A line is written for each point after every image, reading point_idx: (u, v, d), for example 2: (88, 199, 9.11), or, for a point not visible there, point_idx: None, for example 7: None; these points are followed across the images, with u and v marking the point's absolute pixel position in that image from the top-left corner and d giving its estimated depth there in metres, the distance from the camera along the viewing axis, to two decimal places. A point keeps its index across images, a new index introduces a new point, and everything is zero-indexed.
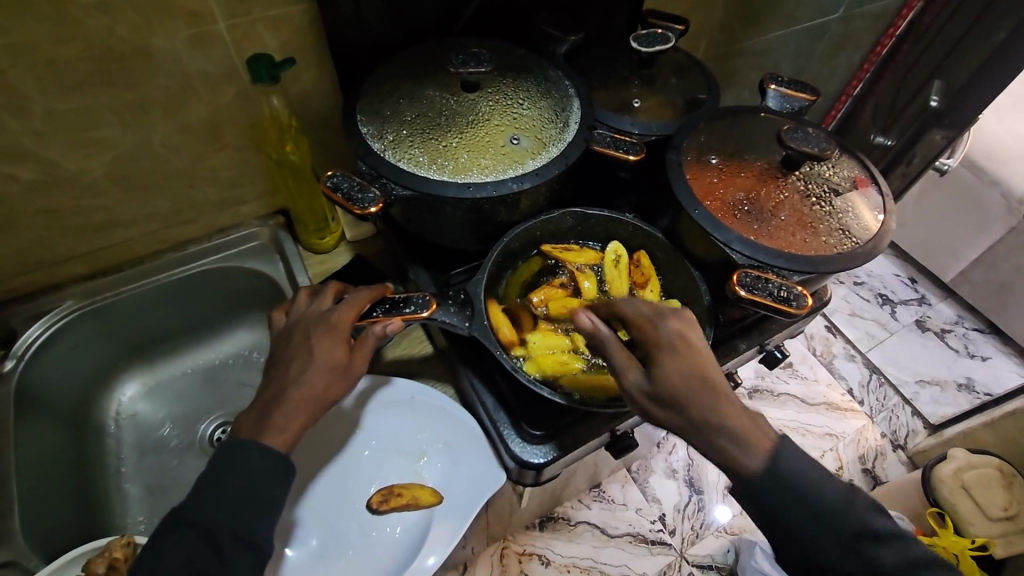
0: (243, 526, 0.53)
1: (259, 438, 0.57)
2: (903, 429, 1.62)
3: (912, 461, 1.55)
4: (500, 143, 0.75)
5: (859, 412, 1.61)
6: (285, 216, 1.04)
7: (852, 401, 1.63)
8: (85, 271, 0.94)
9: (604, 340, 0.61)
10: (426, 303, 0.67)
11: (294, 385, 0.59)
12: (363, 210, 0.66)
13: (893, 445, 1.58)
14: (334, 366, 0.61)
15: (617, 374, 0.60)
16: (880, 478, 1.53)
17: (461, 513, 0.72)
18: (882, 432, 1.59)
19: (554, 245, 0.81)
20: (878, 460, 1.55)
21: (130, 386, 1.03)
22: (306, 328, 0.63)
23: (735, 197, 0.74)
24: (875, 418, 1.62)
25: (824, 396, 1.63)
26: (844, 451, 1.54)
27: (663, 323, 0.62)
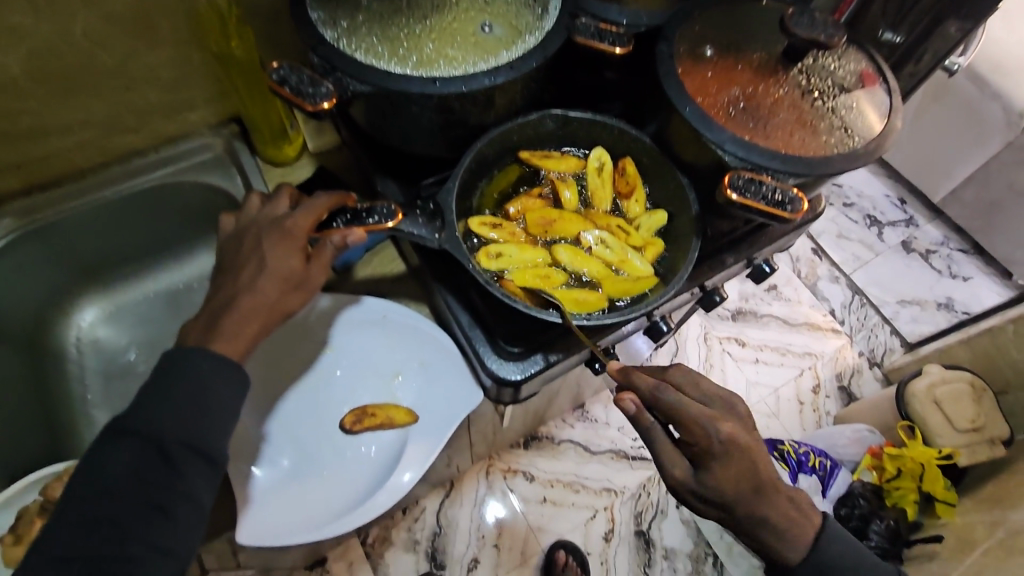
0: (193, 433, 0.51)
1: (208, 343, 0.54)
2: (881, 347, 1.64)
3: (886, 378, 1.59)
4: (469, 31, 0.67)
5: (840, 332, 1.65)
6: (240, 124, 0.95)
7: (833, 321, 1.66)
8: (22, 186, 0.86)
9: (649, 430, 0.56)
10: (392, 213, 0.59)
11: (244, 292, 0.56)
12: (315, 106, 0.59)
13: (869, 362, 1.61)
14: (289, 275, 0.57)
15: (662, 470, 0.57)
16: (855, 395, 1.57)
17: (436, 432, 0.71)
18: (859, 351, 1.62)
19: (532, 151, 0.74)
20: (854, 377, 1.59)
21: (89, 310, 0.99)
22: (257, 234, 0.59)
23: (730, 94, 0.67)
24: (854, 338, 1.64)
25: (806, 317, 1.66)
26: (821, 369, 1.59)
27: (716, 426, 0.54)
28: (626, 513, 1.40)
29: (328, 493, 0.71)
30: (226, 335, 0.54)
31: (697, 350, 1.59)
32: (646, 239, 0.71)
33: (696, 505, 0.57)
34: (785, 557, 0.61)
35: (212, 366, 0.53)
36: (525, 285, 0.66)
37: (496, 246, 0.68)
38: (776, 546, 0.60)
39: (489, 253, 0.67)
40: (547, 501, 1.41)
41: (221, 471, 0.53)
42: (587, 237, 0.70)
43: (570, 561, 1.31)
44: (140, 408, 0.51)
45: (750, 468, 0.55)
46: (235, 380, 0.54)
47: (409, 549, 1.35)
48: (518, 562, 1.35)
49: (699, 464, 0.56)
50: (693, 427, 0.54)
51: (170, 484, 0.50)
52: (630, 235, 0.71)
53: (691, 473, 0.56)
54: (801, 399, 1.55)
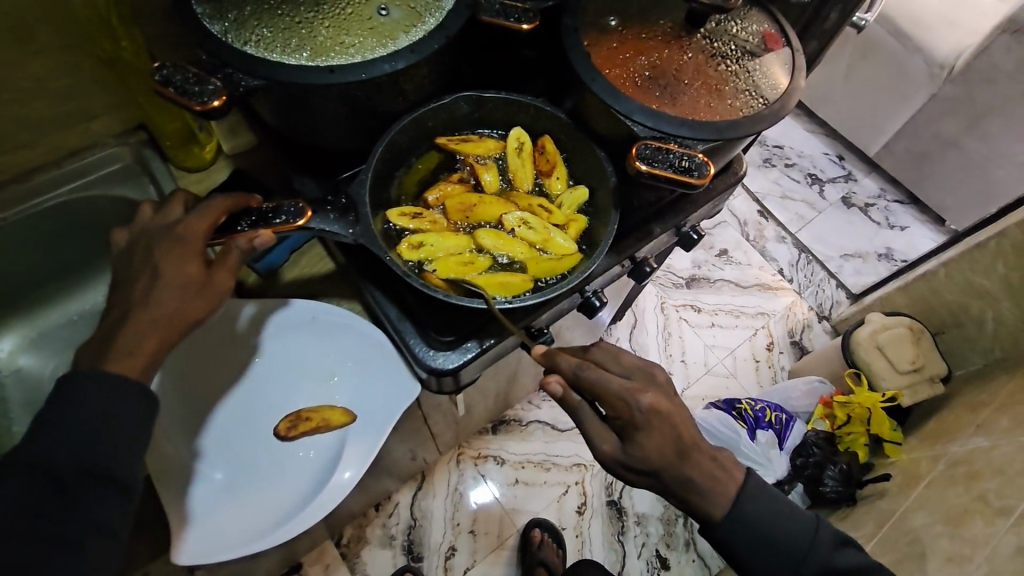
0: (101, 458, 0.51)
1: (106, 365, 0.52)
2: (828, 301, 1.70)
3: (835, 330, 1.65)
4: (366, 16, 0.65)
5: (789, 289, 1.70)
6: (147, 131, 0.90)
7: (782, 280, 1.71)
8: None
9: (576, 408, 0.58)
10: (300, 212, 0.58)
11: (143, 306, 0.53)
12: (203, 106, 0.56)
13: (819, 316, 1.67)
14: (187, 283, 0.55)
15: (592, 445, 0.59)
16: (807, 348, 1.63)
17: (375, 429, 0.70)
18: (809, 306, 1.68)
19: (450, 136, 0.73)
20: (805, 332, 1.65)
21: (7, 339, 0.95)
22: (149, 244, 0.56)
23: (638, 64, 0.67)
24: (803, 294, 1.70)
25: (757, 278, 1.71)
26: (774, 327, 1.64)
27: (637, 398, 0.56)
28: (597, 485, 1.43)
29: (269, 501, 0.70)
30: (126, 353, 0.52)
31: (655, 319, 1.62)
32: (568, 216, 0.70)
33: (626, 476, 0.58)
34: (716, 516, 0.63)
35: (113, 388, 0.51)
36: (448, 273, 0.66)
37: (418, 236, 0.67)
38: (708, 506, 0.62)
39: (411, 244, 0.66)
40: (519, 483, 1.42)
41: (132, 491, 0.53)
42: (509, 218, 0.69)
43: (545, 538, 1.32)
44: (39, 437, 0.50)
45: (673, 438, 0.57)
46: (140, 398, 0.53)
47: (385, 545, 1.34)
48: (495, 545, 1.36)
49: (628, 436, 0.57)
50: (615, 403, 0.56)
51: (76, 514, 0.49)
52: (552, 213, 0.70)
53: (619, 446, 0.58)
54: (756, 357, 1.60)
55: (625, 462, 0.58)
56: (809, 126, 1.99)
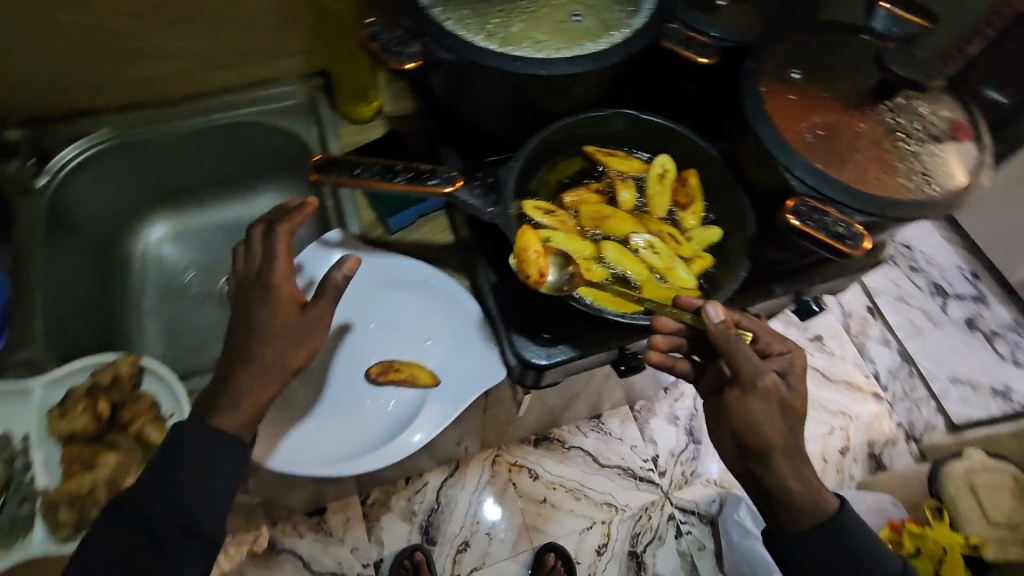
0: (207, 467, 0.55)
1: None
2: (921, 422, 1.57)
3: (922, 456, 1.53)
4: (559, 18, 0.68)
5: (879, 398, 1.58)
6: (325, 78, 0.99)
7: (874, 385, 1.60)
8: (123, 101, 0.92)
9: (733, 345, 0.60)
10: (451, 179, 0.64)
11: (251, 357, 0.58)
12: (399, 65, 0.62)
13: (906, 436, 1.55)
14: (289, 327, 0.59)
15: (753, 376, 0.59)
16: (884, 464, 1.51)
17: (453, 401, 0.73)
18: (897, 422, 1.56)
19: (598, 147, 0.75)
20: (887, 447, 1.53)
21: (159, 226, 1.03)
22: (242, 295, 0.61)
23: (809, 121, 0.66)
24: (895, 406, 1.57)
25: (847, 375, 1.60)
26: (854, 433, 1.53)
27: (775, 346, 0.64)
28: (623, 531, 1.39)
29: (338, 436, 0.73)
30: None
31: None
32: (695, 252, 0.70)
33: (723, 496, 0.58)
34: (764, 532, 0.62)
35: None
36: (568, 273, 0.68)
37: (551, 231, 0.69)
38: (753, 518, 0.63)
39: (542, 237, 0.68)
40: (547, 503, 1.41)
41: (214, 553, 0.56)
42: (637, 239, 0.70)
43: (558, 565, 1.31)
44: None
45: None
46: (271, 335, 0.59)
47: (405, 518, 1.37)
48: (507, 554, 1.36)
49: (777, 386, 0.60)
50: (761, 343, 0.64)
51: None
52: (680, 245, 0.70)
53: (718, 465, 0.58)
54: (826, 458, 1.49)
55: (782, 400, 0.59)
56: (947, 234, 1.82)
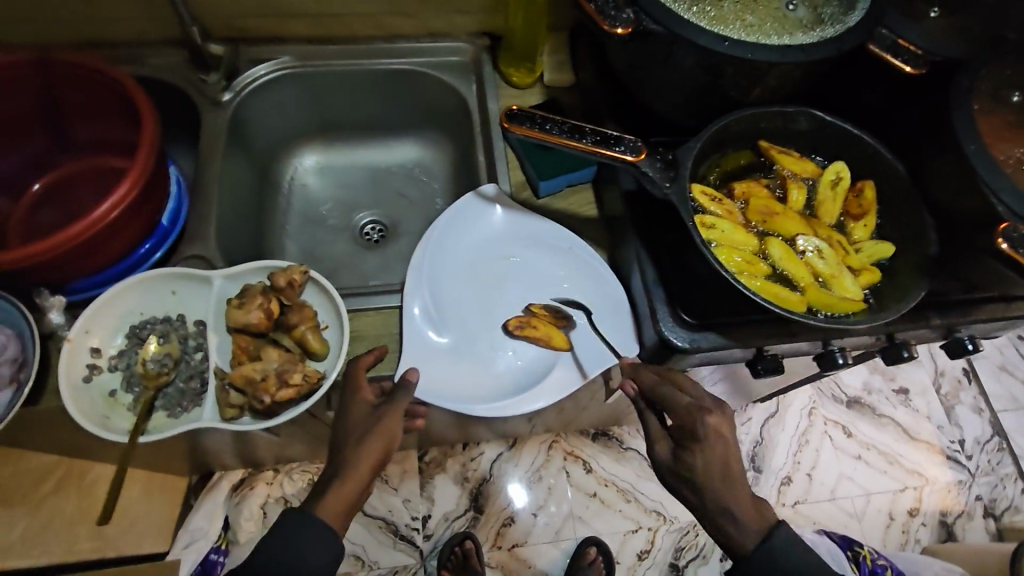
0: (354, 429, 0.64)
1: None
2: (1004, 500, 1.47)
3: (999, 535, 1.43)
4: (773, 5, 0.66)
5: (960, 466, 1.48)
6: (491, 40, 1.01)
7: (955, 452, 1.50)
8: (307, 34, 0.97)
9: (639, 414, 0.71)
10: (637, 149, 0.65)
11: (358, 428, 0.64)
12: (612, 28, 0.62)
13: (984, 511, 1.45)
14: (363, 425, 0.64)
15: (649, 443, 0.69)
16: (955, 536, 1.42)
17: (582, 369, 0.74)
18: (977, 495, 1.46)
19: (774, 144, 0.73)
20: (961, 519, 1.44)
21: (309, 157, 1.09)
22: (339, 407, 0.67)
23: (1018, 149, 0.63)
24: (977, 478, 1.47)
25: (927, 435, 1.51)
26: (928, 495, 1.45)
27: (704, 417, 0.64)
28: (668, 542, 1.37)
29: (460, 381, 0.73)
30: None
31: (797, 422, 1.49)
32: (864, 265, 0.68)
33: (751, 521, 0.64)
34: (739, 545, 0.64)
35: None
36: (731, 262, 0.67)
37: (717, 219, 0.69)
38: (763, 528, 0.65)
39: (709, 222, 0.68)
40: (596, 498, 1.41)
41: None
42: (803, 242, 0.69)
43: (597, 560, 1.30)
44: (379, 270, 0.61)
45: None
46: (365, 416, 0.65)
47: (457, 483, 1.39)
48: (549, 538, 1.36)
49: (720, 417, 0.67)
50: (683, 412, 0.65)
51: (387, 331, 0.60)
52: (848, 255, 0.68)
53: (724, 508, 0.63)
54: (893, 514, 1.42)
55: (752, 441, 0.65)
56: None
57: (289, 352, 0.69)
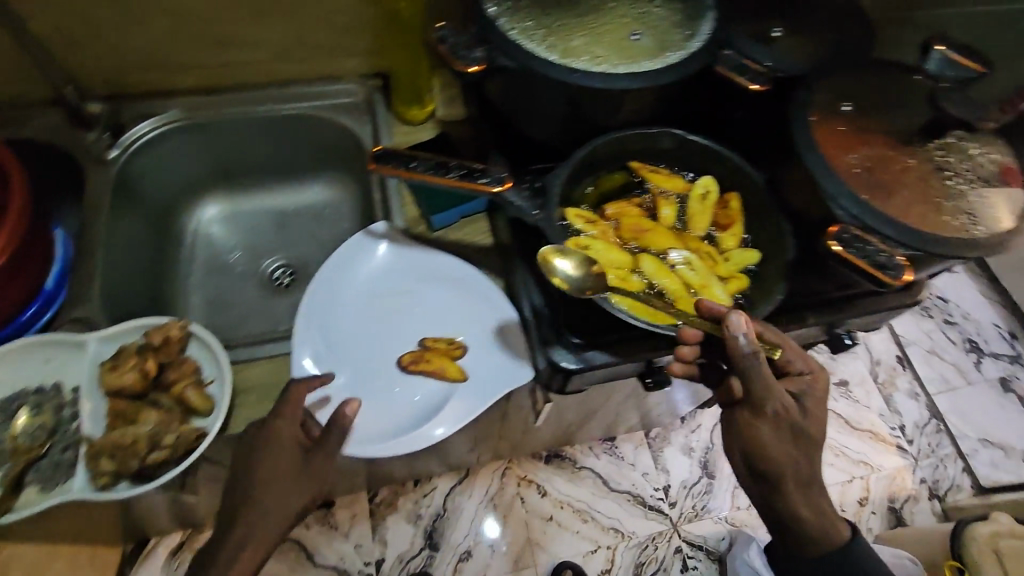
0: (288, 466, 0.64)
1: None
2: (946, 481, 1.50)
3: (944, 515, 1.45)
4: (619, 36, 0.71)
5: (903, 451, 1.51)
6: (384, 80, 1.03)
7: (898, 437, 1.52)
8: (194, 85, 0.97)
9: (757, 363, 0.61)
10: (501, 180, 0.67)
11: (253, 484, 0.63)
12: (464, 67, 0.65)
13: (930, 493, 1.48)
14: (288, 475, 0.64)
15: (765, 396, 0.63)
16: (904, 521, 1.43)
17: (479, 397, 0.74)
18: (921, 478, 1.49)
19: (644, 164, 0.76)
20: (907, 503, 1.45)
21: (212, 207, 1.08)
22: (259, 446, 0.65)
23: (855, 155, 0.66)
24: (919, 462, 1.50)
25: (872, 424, 1.53)
26: (875, 483, 1.46)
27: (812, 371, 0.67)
28: (627, 559, 1.31)
29: (345, 425, 0.73)
30: None
31: None
32: (733, 271, 0.71)
33: None
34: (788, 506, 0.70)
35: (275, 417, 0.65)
36: (605, 282, 0.69)
37: (590, 239, 0.71)
38: None
39: (581, 244, 0.69)
40: (553, 522, 1.34)
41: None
42: (674, 255, 0.72)
43: None
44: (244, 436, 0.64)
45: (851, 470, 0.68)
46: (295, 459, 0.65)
47: (410, 521, 1.32)
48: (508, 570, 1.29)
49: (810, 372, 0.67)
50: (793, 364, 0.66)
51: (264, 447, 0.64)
52: (716, 263, 0.71)
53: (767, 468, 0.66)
54: (843, 505, 1.43)
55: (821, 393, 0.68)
56: (985, 291, 1.78)
57: (170, 411, 0.67)
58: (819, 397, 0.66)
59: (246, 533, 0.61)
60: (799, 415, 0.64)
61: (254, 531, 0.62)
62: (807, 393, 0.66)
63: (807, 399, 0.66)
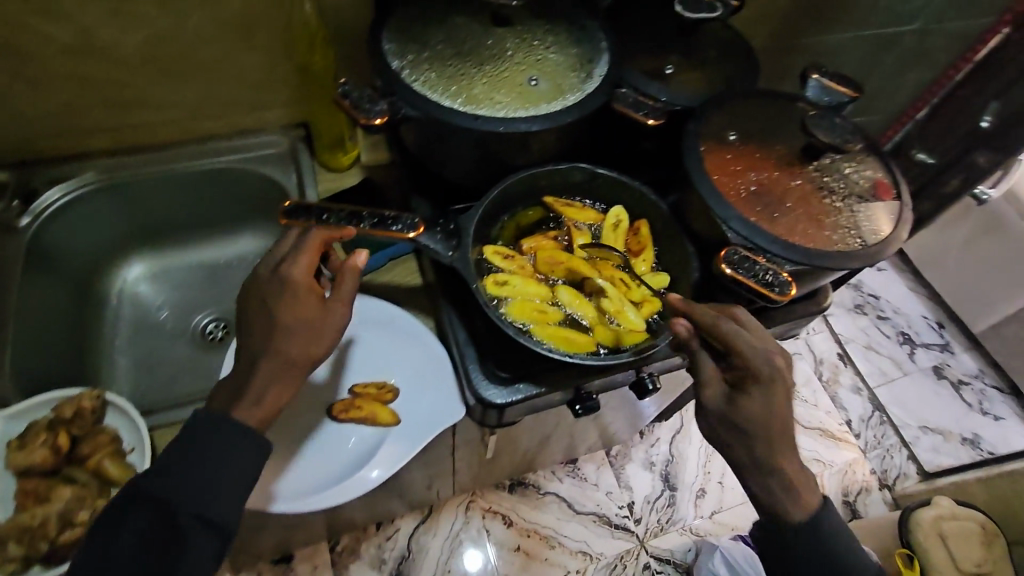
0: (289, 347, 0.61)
1: None
2: (894, 470, 1.55)
3: (895, 503, 1.50)
4: (517, 82, 0.75)
5: (853, 444, 1.56)
6: (307, 130, 1.04)
7: (848, 432, 1.58)
8: (109, 146, 0.97)
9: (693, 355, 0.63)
10: (414, 225, 0.68)
11: None
12: (367, 121, 0.68)
13: (880, 483, 1.52)
14: (308, 321, 0.62)
15: (699, 384, 0.63)
16: (859, 514, 1.48)
17: (411, 440, 0.75)
18: (872, 469, 1.54)
19: (557, 198, 0.80)
20: (861, 495, 1.50)
21: (136, 266, 1.06)
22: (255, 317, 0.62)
23: (746, 178, 0.72)
24: (868, 454, 1.56)
25: (821, 422, 1.57)
26: (828, 479, 1.50)
27: (771, 360, 0.61)
28: None
29: (292, 483, 0.74)
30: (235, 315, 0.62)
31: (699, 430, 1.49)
32: (645, 295, 0.74)
33: None
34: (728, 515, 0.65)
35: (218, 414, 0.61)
36: (523, 316, 0.71)
37: (508, 275, 0.73)
38: None
39: (499, 281, 0.72)
40: (520, 551, 1.32)
41: (227, 548, 0.57)
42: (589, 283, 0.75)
43: None
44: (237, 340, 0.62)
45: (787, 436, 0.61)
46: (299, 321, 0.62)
47: (374, 567, 1.28)
48: None
49: (764, 360, 0.61)
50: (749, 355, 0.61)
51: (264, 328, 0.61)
52: (630, 288, 0.74)
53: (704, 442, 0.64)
54: None
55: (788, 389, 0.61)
56: (913, 286, 1.88)
57: (85, 486, 0.66)
58: (771, 393, 0.60)
59: (271, 374, 0.60)
60: (730, 407, 0.61)
61: (281, 373, 0.60)
62: (756, 382, 0.61)
63: (749, 387, 0.61)
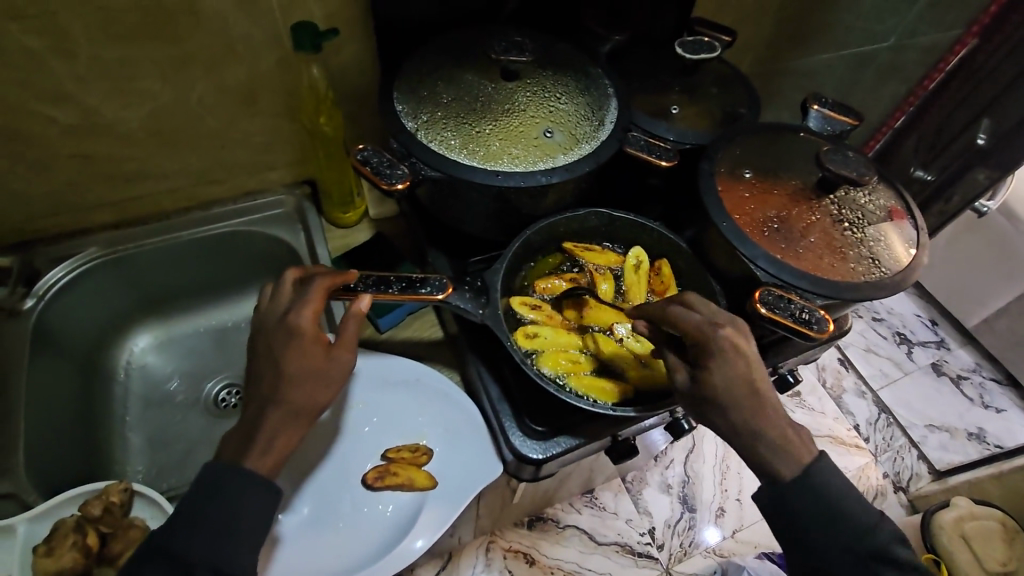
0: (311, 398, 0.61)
1: (253, 389, 0.62)
2: (906, 471, 1.53)
3: (913, 505, 1.47)
4: (532, 135, 0.75)
5: (865, 449, 1.50)
6: (312, 187, 1.03)
7: (858, 437, 1.52)
8: (113, 220, 0.95)
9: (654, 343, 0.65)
10: (443, 286, 0.67)
11: None
12: (390, 186, 0.66)
13: (894, 486, 1.49)
14: (313, 372, 0.61)
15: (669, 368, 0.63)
16: None
17: (450, 502, 0.73)
18: (884, 472, 1.51)
19: (576, 243, 0.79)
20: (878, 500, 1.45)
21: (143, 337, 1.03)
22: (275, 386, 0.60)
23: (765, 215, 0.73)
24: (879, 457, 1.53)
25: (831, 430, 1.52)
26: None
27: (716, 331, 0.61)
28: None
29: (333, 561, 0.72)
30: (263, 393, 0.61)
31: (712, 450, 1.48)
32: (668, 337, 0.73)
33: None
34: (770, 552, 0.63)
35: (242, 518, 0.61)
36: (556, 368, 0.71)
37: (535, 327, 0.73)
38: None
39: (527, 334, 0.71)
40: None
41: None
42: (620, 328, 0.74)
43: None
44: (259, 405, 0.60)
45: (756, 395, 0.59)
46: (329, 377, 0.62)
47: None
48: None
49: (707, 331, 0.61)
50: (695, 332, 0.62)
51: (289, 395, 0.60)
52: None
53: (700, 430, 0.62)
54: None
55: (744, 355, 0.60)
56: None
57: None
58: (722, 361, 0.60)
59: (278, 423, 0.59)
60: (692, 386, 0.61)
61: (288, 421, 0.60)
62: (707, 351, 0.60)
63: (704, 359, 0.61)
